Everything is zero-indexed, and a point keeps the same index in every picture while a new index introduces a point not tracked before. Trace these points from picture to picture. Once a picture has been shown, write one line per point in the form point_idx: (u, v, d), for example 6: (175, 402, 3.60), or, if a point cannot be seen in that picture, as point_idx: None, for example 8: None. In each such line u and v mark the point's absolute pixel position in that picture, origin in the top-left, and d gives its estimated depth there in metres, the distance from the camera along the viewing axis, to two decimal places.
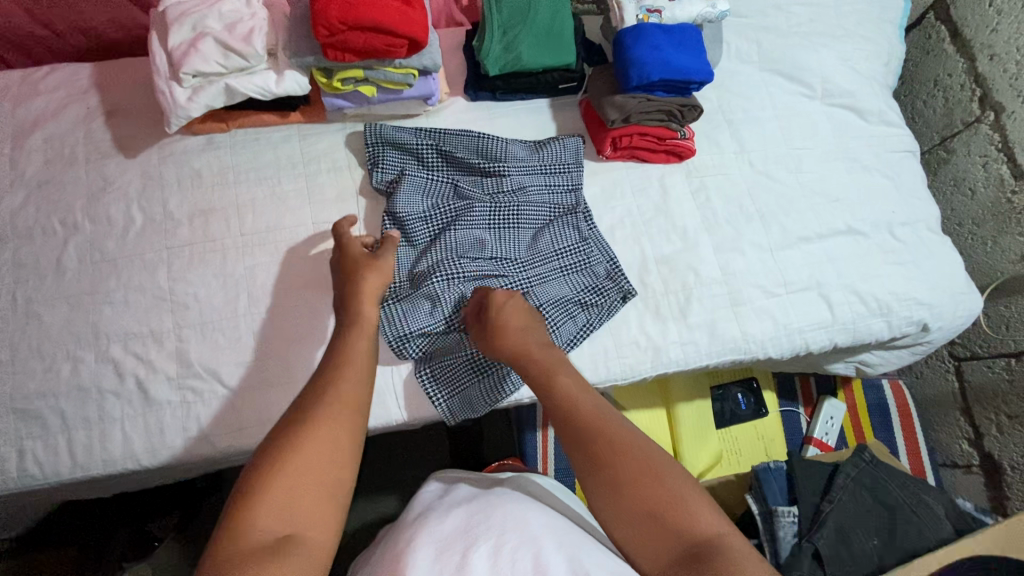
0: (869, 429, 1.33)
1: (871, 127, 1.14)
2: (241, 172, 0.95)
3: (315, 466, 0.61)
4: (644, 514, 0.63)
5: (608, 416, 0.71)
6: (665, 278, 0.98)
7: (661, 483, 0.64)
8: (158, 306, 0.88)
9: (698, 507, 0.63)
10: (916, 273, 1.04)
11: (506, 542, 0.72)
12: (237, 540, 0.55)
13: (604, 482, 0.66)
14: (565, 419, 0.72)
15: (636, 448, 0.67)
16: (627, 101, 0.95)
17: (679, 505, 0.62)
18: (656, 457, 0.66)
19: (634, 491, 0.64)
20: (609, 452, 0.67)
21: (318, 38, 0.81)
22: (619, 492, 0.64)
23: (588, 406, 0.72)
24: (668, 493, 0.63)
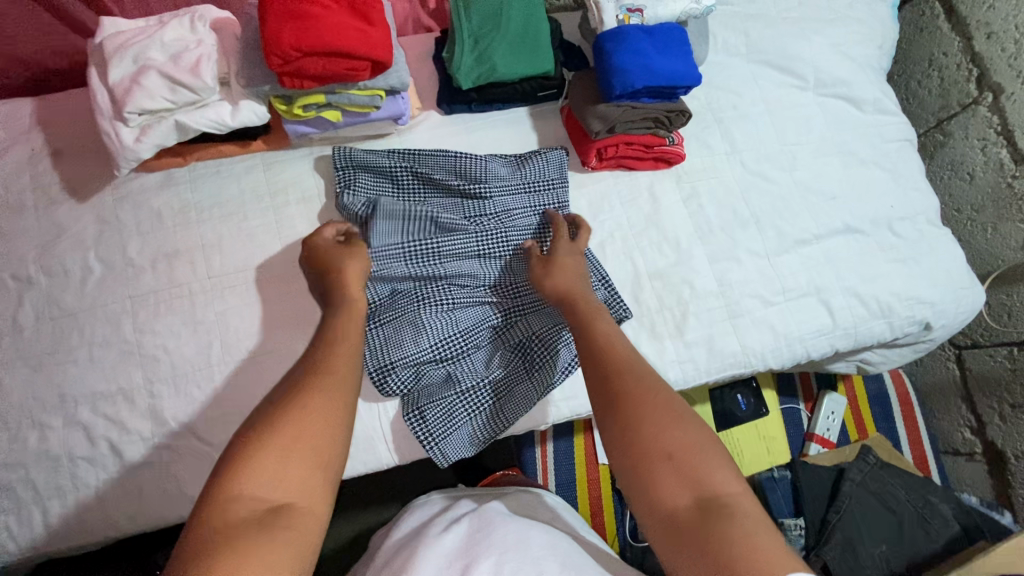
0: (870, 421, 1.32)
1: (866, 117, 1.09)
2: (204, 209, 0.89)
3: (308, 440, 0.58)
4: (661, 456, 0.61)
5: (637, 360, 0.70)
6: (660, 294, 0.94)
7: (682, 429, 0.63)
8: (126, 362, 0.83)
9: (715, 461, 0.61)
10: (917, 271, 1.01)
11: (508, 562, 0.70)
12: (224, 508, 0.53)
13: (623, 419, 0.64)
14: (594, 352, 0.71)
15: (660, 393, 0.66)
16: (611, 109, 0.89)
17: (696, 452, 0.61)
18: (678, 405, 0.65)
19: (655, 430, 0.62)
20: (635, 388, 0.66)
21: (271, 68, 0.74)
22: (638, 429, 0.63)
23: (618, 347, 0.71)
24: (688, 440, 0.62)
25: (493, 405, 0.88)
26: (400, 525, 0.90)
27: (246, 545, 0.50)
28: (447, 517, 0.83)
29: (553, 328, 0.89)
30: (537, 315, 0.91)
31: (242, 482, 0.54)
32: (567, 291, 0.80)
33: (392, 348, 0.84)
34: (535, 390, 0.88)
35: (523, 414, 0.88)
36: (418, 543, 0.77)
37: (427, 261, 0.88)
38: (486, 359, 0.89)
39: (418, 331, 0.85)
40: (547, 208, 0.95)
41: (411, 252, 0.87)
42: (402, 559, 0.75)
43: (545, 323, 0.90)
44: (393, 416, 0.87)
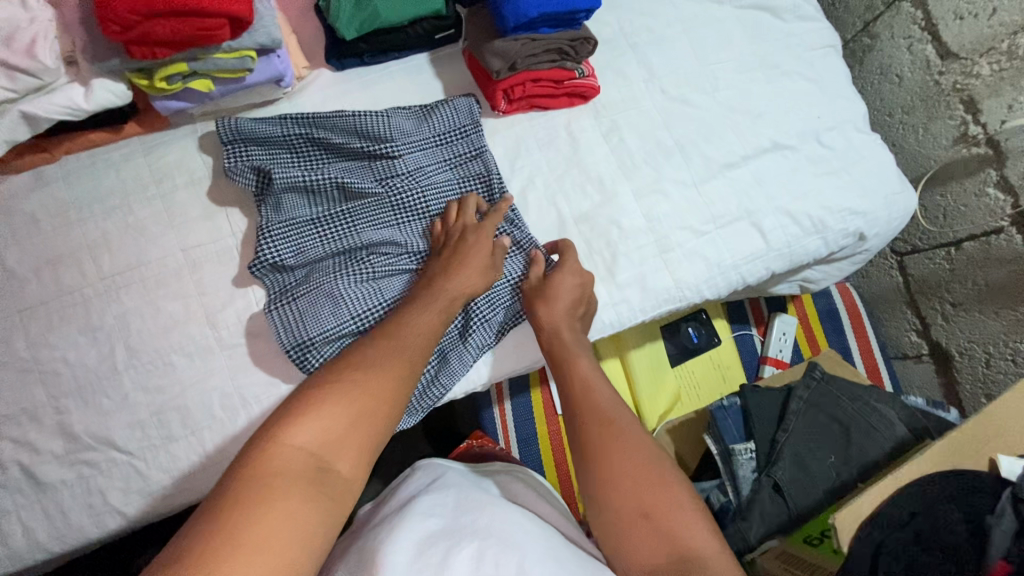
0: (822, 337, 1.33)
1: (788, 26, 1.04)
2: (83, 207, 0.81)
3: (360, 412, 0.63)
4: (637, 516, 0.64)
5: (619, 410, 0.72)
6: (587, 238, 0.90)
7: (658, 485, 0.65)
8: (25, 380, 0.77)
9: (690, 518, 0.63)
10: (848, 181, 0.99)
11: (492, 548, 0.63)
12: (280, 454, 0.58)
13: (598, 480, 0.67)
14: (575, 406, 0.74)
15: (640, 446, 0.68)
16: (509, 45, 0.82)
17: (674, 510, 0.63)
18: (658, 463, 0.67)
19: (629, 487, 0.65)
20: (611, 445, 0.68)
21: (112, 37, 0.66)
22: (613, 486, 0.66)
23: (599, 396, 0.74)
24: (664, 497, 0.64)
25: (429, 373, 0.84)
26: (378, 505, 0.83)
27: (289, 493, 0.55)
28: (430, 492, 0.76)
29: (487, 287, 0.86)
30: None
31: (292, 434, 0.60)
32: (555, 330, 0.80)
33: (308, 323, 0.78)
34: (472, 352, 0.84)
35: (459, 378, 0.85)
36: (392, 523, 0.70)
37: (343, 232, 0.83)
38: None
39: (335, 300, 0.79)
40: (463, 157, 0.89)
41: (322, 225, 0.83)
42: (374, 541, 0.67)
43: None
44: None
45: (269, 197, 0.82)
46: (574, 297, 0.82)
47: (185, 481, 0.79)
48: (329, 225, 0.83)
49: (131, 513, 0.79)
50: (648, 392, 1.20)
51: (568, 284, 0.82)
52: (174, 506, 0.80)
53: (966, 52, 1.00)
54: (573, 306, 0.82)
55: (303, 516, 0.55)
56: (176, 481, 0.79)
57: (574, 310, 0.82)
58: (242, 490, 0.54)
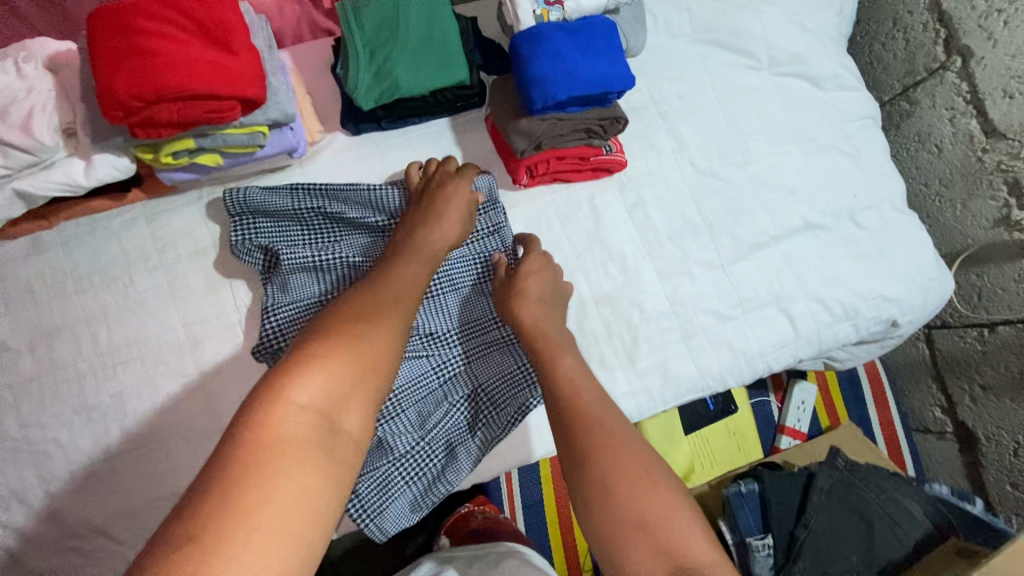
0: (842, 408, 1.29)
1: (826, 96, 0.99)
2: (82, 276, 0.78)
3: (365, 353, 0.56)
4: (635, 523, 0.55)
5: (608, 409, 0.64)
6: (607, 320, 0.86)
7: (654, 489, 0.56)
8: (14, 461, 0.74)
9: (691, 529, 0.55)
10: (883, 265, 0.94)
11: None
12: (273, 417, 0.49)
13: (587, 482, 0.58)
14: (557, 403, 0.65)
15: (631, 445, 0.60)
16: (535, 124, 0.78)
17: (672, 521, 0.55)
18: (651, 464, 0.59)
19: (622, 490, 0.56)
20: (600, 446, 0.59)
21: (112, 121, 0.61)
22: (604, 489, 0.57)
23: (584, 394, 0.66)
24: (664, 502, 0.56)
25: (436, 467, 0.80)
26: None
27: (295, 462, 0.48)
28: None
29: (502, 377, 0.82)
30: (485, 362, 0.82)
31: (284, 394, 0.51)
32: (536, 325, 0.74)
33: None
34: (477, 446, 0.81)
35: (465, 474, 0.81)
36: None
37: None
38: (422, 415, 0.79)
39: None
40: (482, 233, 0.84)
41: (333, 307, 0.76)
42: None
43: (492, 372, 0.82)
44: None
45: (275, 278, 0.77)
46: (545, 282, 0.79)
47: None
48: None
49: None
50: None
51: (540, 274, 0.79)
52: None
53: (1014, 132, 0.95)
54: (548, 299, 0.78)
55: (318, 484, 0.48)
56: None
57: (552, 301, 0.78)
58: (246, 453, 0.47)
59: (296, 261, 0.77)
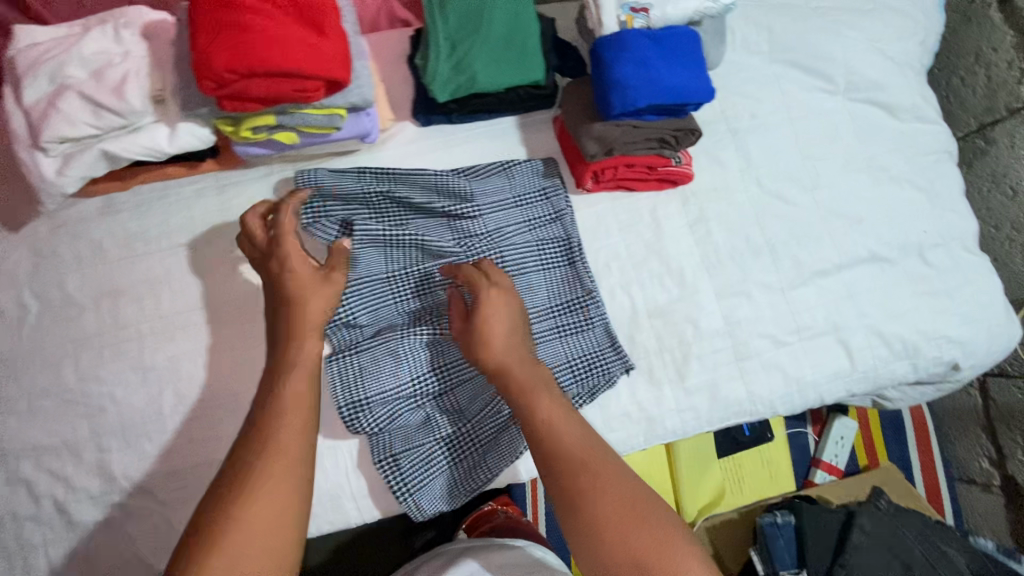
0: (882, 448, 1.25)
1: (902, 126, 0.96)
2: (151, 240, 0.80)
3: (267, 540, 0.57)
4: (631, 567, 0.56)
5: (594, 452, 0.63)
6: (659, 334, 0.84)
7: (644, 530, 0.58)
8: (70, 412, 0.76)
9: (686, 557, 0.57)
10: (948, 306, 0.90)
11: None
12: None
13: (581, 529, 0.59)
14: (541, 452, 0.64)
15: (616, 484, 0.61)
16: (609, 129, 0.77)
17: (665, 554, 0.57)
18: (641, 503, 0.60)
19: (614, 534, 0.58)
20: (591, 494, 0.60)
21: (205, 92, 0.63)
22: (598, 535, 0.58)
23: (568, 439, 0.63)
24: (654, 542, 0.57)
25: (477, 451, 0.78)
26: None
27: None
28: None
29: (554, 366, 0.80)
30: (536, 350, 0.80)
31: None
32: (502, 363, 0.68)
33: (369, 383, 0.75)
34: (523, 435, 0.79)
35: (507, 462, 0.78)
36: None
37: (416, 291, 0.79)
38: (472, 396, 0.78)
39: (400, 358, 0.77)
40: (542, 221, 0.85)
41: (397, 284, 0.78)
42: None
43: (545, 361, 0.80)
44: (356, 459, 0.77)
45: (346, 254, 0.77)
46: (511, 324, 0.71)
47: None
48: (404, 285, 0.78)
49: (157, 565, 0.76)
50: (691, 487, 1.13)
51: (501, 313, 0.71)
52: None
53: None
54: (515, 333, 0.71)
55: None
56: None
57: (521, 342, 0.70)
58: None
59: (367, 235, 0.78)
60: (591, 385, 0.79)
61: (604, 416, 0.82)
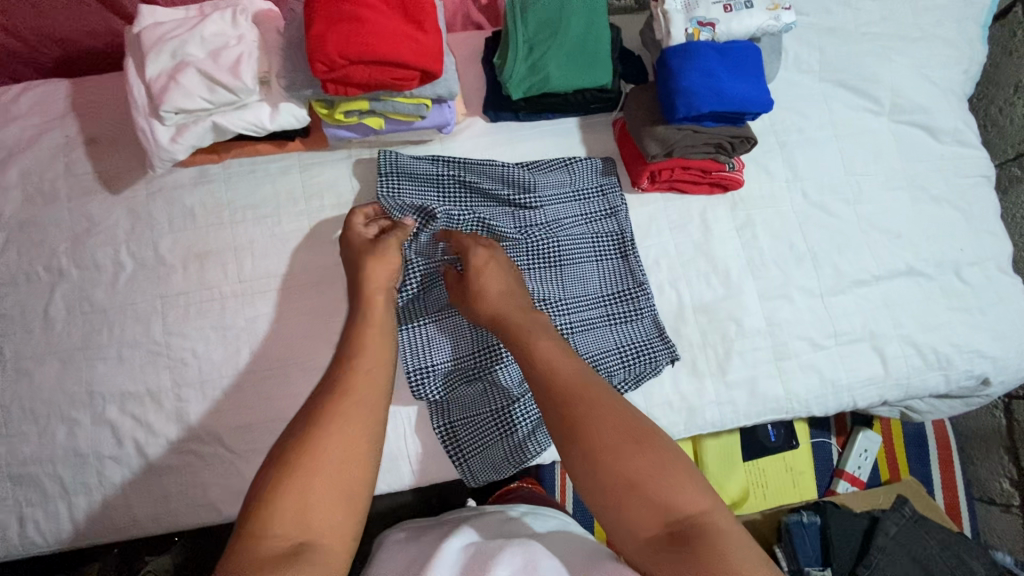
0: (904, 463, 1.27)
1: (943, 149, 1.00)
2: (238, 210, 0.86)
3: (340, 465, 0.59)
4: (625, 488, 0.57)
5: (592, 384, 0.64)
6: (703, 329, 0.89)
7: (642, 454, 0.59)
8: (155, 363, 0.82)
9: (683, 481, 0.58)
10: (981, 322, 0.94)
11: None
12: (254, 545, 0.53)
13: (579, 458, 0.60)
14: (540, 387, 0.65)
15: (611, 412, 0.62)
16: (671, 132, 0.83)
17: (663, 475, 0.58)
18: (640, 431, 0.61)
19: (611, 459, 0.59)
20: (590, 419, 0.61)
21: (315, 75, 0.69)
22: (595, 461, 0.59)
23: (565, 373, 0.65)
24: (650, 464, 0.58)
25: (527, 427, 0.82)
26: (406, 542, 0.76)
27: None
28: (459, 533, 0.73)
29: (602, 352, 0.84)
30: (586, 337, 0.84)
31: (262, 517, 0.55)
32: (499, 315, 0.73)
33: (433, 353, 0.81)
34: None
35: None
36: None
37: None
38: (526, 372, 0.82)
39: (461, 333, 0.82)
40: (598, 216, 0.90)
41: None
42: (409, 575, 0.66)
43: (596, 346, 0.84)
44: (414, 425, 0.83)
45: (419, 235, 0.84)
46: (500, 280, 0.76)
47: None
48: None
49: (224, 510, 0.81)
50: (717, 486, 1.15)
51: (491, 271, 0.77)
52: None
53: None
54: (507, 290, 0.76)
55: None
56: None
57: (511, 293, 0.76)
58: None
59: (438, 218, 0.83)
60: (638, 372, 0.84)
61: (647, 403, 0.86)
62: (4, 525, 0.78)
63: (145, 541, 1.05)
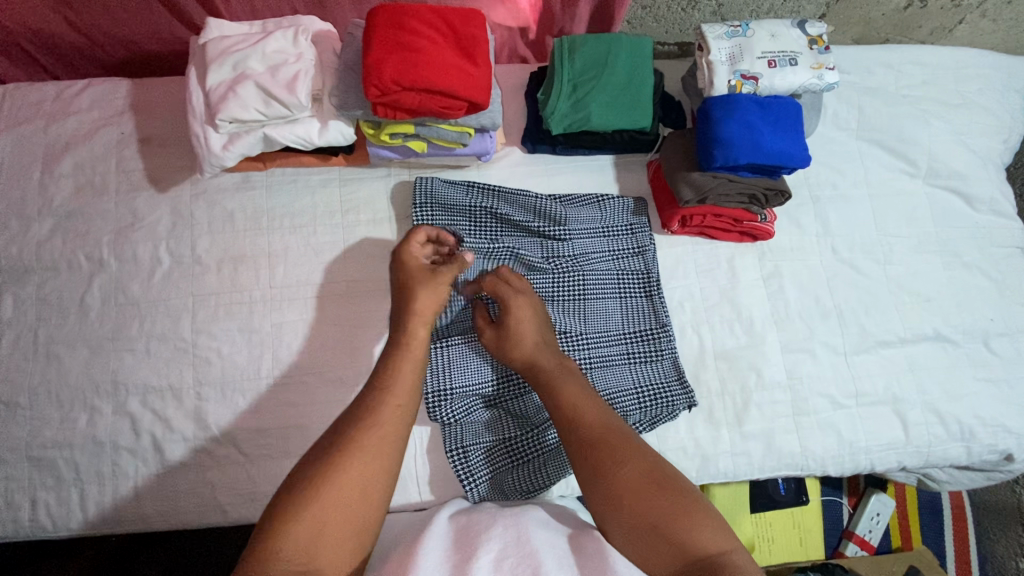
0: (917, 532, 1.23)
1: (978, 216, 1.00)
2: (276, 217, 0.89)
3: (356, 496, 0.60)
4: (646, 529, 0.61)
5: (614, 428, 0.67)
6: (723, 376, 0.88)
7: (663, 496, 0.62)
8: (180, 359, 0.83)
9: (702, 523, 0.61)
10: (1007, 396, 0.92)
11: (506, 555, 0.63)
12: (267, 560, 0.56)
13: (602, 499, 0.63)
14: (567, 431, 0.68)
15: (634, 456, 0.65)
16: (706, 179, 0.84)
17: (683, 519, 0.61)
18: (660, 474, 0.64)
19: (634, 501, 0.62)
20: (612, 464, 0.64)
21: (367, 97, 0.72)
22: (618, 501, 0.62)
23: (588, 416, 0.68)
24: (671, 508, 0.61)
25: (541, 457, 0.82)
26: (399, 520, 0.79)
27: None
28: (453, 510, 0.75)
29: (619, 391, 0.83)
30: (605, 374, 0.84)
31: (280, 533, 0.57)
32: (532, 358, 0.75)
33: (453, 376, 0.81)
34: None
35: (569, 471, 0.81)
36: (419, 538, 0.66)
37: None
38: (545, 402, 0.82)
39: (482, 358, 0.82)
40: (626, 253, 0.90)
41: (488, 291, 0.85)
42: (404, 545, 0.67)
43: (614, 384, 0.84)
44: (426, 445, 0.83)
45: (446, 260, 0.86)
46: (535, 326, 0.77)
47: None
48: None
49: (229, 513, 0.81)
50: None
51: (526, 317, 0.77)
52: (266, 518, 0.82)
53: None
54: (541, 333, 0.77)
55: None
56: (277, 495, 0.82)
57: (544, 338, 0.77)
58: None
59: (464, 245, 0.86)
60: (653, 415, 0.83)
61: (661, 447, 0.85)
62: (17, 505, 0.79)
63: (145, 534, 1.06)
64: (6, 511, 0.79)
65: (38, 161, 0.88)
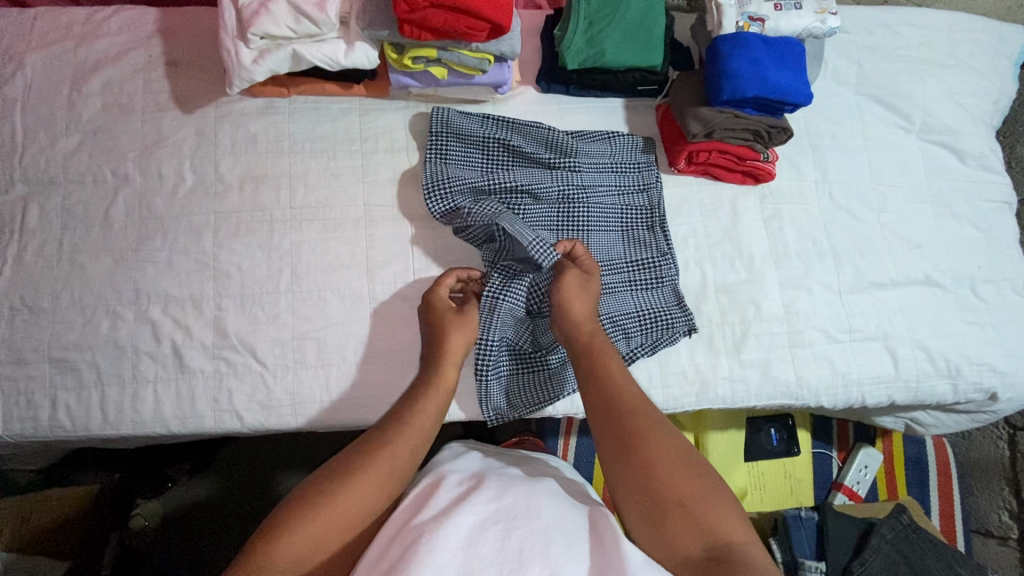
0: (903, 485, 1.27)
1: (968, 172, 1.04)
2: (297, 141, 0.91)
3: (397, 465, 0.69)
4: (672, 506, 0.64)
5: (650, 407, 0.71)
6: (723, 308, 0.92)
7: (693, 480, 0.66)
8: (202, 271, 0.86)
9: (727, 509, 0.64)
10: (993, 338, 0.97)
11: (515, 529, 0.59)
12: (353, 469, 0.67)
13: (633, 471, 0.67)
14: (607, 403, 0.72)
15: (668, 438, 0.69)
16: (713, 114, 0.88)
17: (708, 503, 0.64)
18: (692, 458, 0.68)
19: (665, 478, 0.66)
20: (647, 440, 0.68)
21: (396, 13, 0.76)
22: (650, 475, 0.66)
23: (629, 393, 0.72)
24: (699, 489, 0.65)
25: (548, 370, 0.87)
26: None
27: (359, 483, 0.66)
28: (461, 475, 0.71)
29: (620, 314, 0.87)
30: (606, 298, 0.88)
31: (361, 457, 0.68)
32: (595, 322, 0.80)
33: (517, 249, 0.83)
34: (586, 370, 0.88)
35: (572, 386, 0.86)
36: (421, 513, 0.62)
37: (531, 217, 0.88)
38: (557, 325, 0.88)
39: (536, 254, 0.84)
40: (631, 189, 0.94)
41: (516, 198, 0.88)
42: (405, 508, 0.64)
43: (615, 307, 0.88)
44: None
45: (444, 192, 0.86)
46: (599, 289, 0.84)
47: (300, 409, 0.84)
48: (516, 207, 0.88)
49: (245, 418, 0.84)
50: None
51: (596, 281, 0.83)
52: (281, 426, 0.85)
53: None
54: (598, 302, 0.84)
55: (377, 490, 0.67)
56: (292, 404, 0.84)
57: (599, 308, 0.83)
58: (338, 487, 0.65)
59: (466, 178, 0.88)
60: (654, 337, 0.87)
61: (663, 371, 0.89)
62: (37, 405, 0.81)
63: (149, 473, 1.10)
64: (26, 410, 0.81)
65: (65, 81, 0.91)
